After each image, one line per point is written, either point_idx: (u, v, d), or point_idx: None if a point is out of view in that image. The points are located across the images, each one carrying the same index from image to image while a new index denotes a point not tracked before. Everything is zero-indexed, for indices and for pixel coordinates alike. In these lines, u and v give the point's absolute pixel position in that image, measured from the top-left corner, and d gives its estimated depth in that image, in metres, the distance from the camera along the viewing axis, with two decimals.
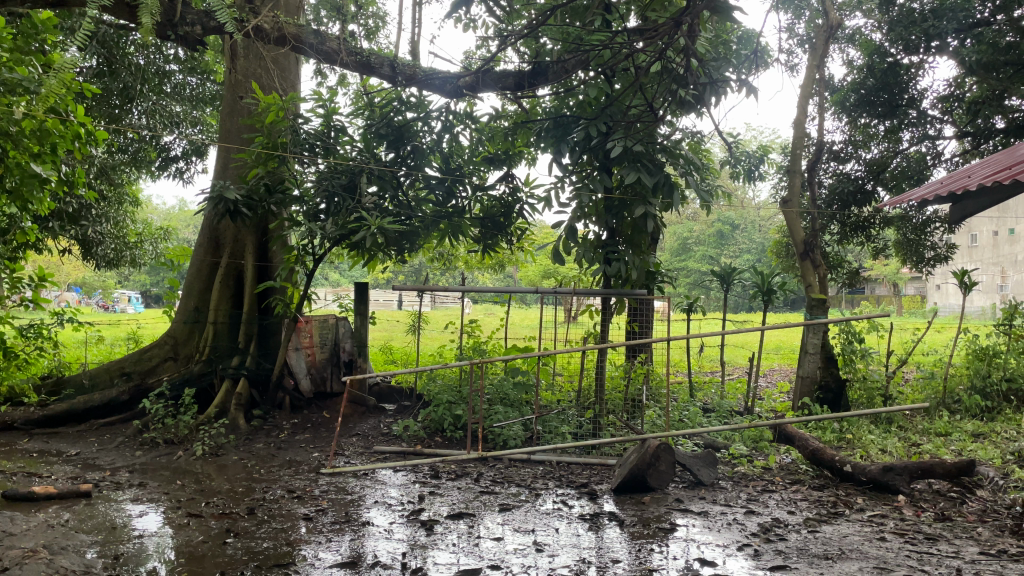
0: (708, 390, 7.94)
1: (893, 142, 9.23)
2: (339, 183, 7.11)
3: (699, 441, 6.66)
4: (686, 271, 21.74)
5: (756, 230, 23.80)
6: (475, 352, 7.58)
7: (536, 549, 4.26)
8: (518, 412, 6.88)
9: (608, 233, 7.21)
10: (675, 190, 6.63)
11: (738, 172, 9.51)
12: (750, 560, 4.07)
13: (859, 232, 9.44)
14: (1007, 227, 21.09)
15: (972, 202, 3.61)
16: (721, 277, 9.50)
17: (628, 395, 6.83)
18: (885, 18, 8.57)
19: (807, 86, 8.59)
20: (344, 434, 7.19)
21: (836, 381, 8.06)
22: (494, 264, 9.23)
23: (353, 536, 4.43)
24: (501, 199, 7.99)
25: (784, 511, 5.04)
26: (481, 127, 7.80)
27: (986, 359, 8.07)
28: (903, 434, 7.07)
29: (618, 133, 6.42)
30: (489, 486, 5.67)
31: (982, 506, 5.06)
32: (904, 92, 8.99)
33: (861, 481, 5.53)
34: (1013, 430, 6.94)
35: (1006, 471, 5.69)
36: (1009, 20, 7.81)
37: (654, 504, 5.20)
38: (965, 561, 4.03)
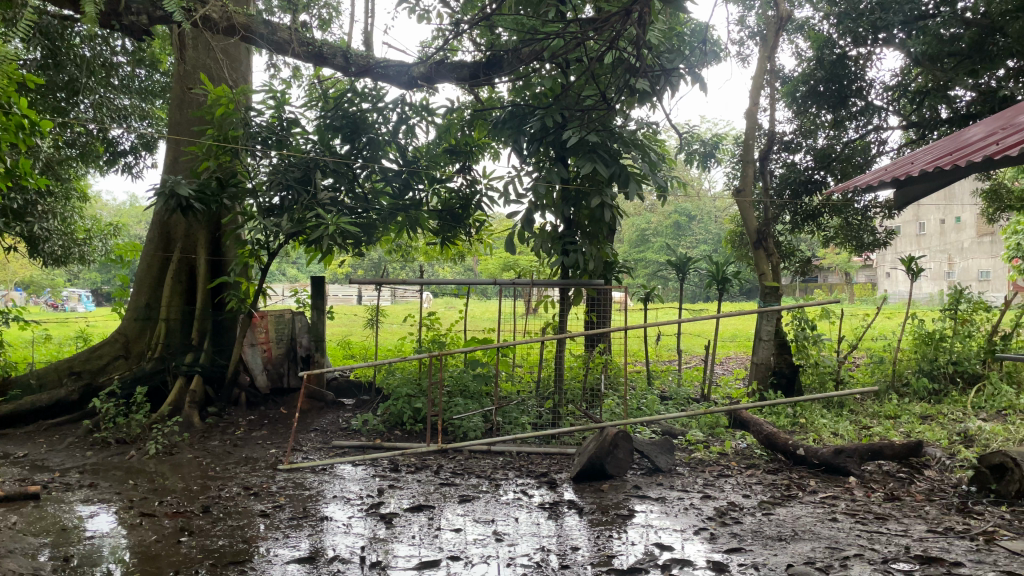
0: (665, 378, 8.03)
1: (840, 131, 9.40)
2: (294, 176, 7.00)
3: (657, 428, 6.74)
4: (644, 262, 21.92)
5: (712, 221, 24.12)
6: (434, 345, 7.54)
7: (496, 538, 4.27)
8: (478, 404, 6.88)
9: (565, 225, 7.22)
10: (632, 180, 6.70)
11: (692, 163, 9.62)
12: (707, 543, 4.14)
13: (810, 220, 9.68)
14: (954, 216, 22.47)
15: (916, 186, 3.43)
16: (677, 266, 9.59)
17: (587, 385, 6.87)
18: (833, 9, 8.78)
19: (759, 77, 8.74)
20: (302, 429, 7.11)
21: (790, 367, 8.22)
22: (452, 256, 9.20)
23: (311, 532, 4.39)
24: (459, 191, 7.96)
25: (739, 495, 5.12)
26: (437, 119, 7.75)
27: (933, 343, 8.30)
28: (854, 417, 7.24)
29: (574, 125, 6.44)
30: (449, 477, 5.66)
31: (930, 486, 5.21)
32: (852, 82, 9.14)
33: (813, 464, 5.65)
34: (959, 412, 7.16)
35: (952, 451, 5.88)
36: (952, 14, 7.91)
37: (613, 491, 5.25)
38: (913, 539, 4.15)
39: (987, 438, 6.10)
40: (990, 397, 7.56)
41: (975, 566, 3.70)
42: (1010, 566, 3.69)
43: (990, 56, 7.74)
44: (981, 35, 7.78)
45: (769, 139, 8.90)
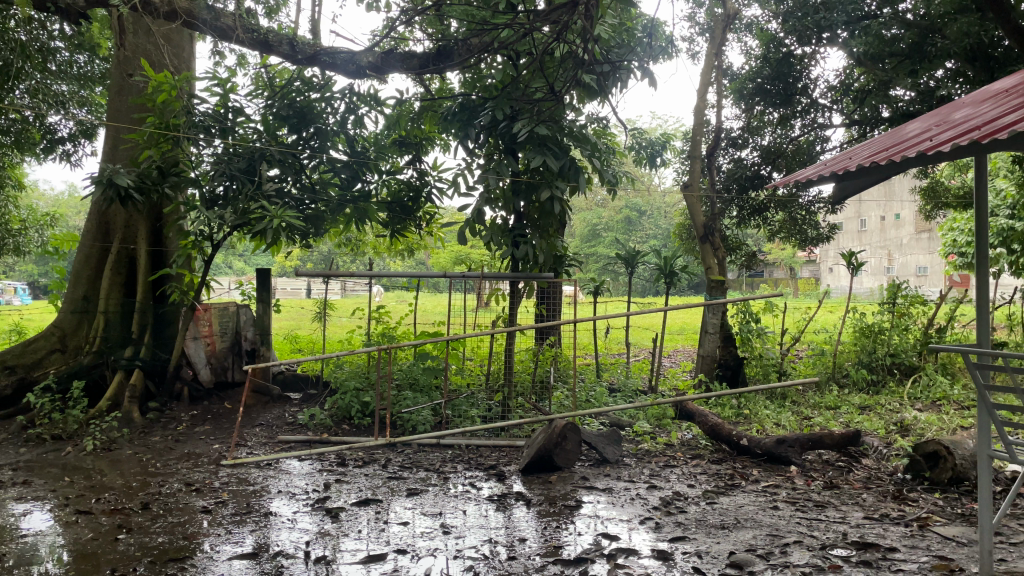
0: (614, 370, 8.10)
1: (786, 129, 9.59)
2: (238, 166, 6.84)
3: (605, 419, 6.81)
4: (595, 257, 22.05)
5: (661, 216, 24.41)
6: (383, 338, 7.48)
7: (443, 531, 4.25)
8: (427, 397, 6.85)
9: (515, 218, 7.22)
10: (581, 172, 6.80)
11: (641, 158, 9.70)
12: (652, 532, 4.19)
13: (755, 215, 9.87)
14: (893, 212, 23.19)
15: (855, 180, 3.49)
16: (626, 260, 9.67)
17: (536, 377, 6.89)
18: (779, 9, 8.98)
19: (706, 73, 8.86)
20: (246, 424, 6.99)
21: (735, 359, 8.39)
22: (402, 250, 9.15)
23: (255, 527, 4.32)
24: (409, 182, 7.88)
25: (684, 484, 5.20)
26: (387, 110, 7.67)
27: (871, 335, 8.53)
28: (796, 408, 7.42)
29: (525, 118, 6.44)
30: (397, 471, 5.62)
31: (867, 474, 5.37)
32: (797, 81, 9.34)
33: (756, 454, 5.77)
34: (895, 402, 7.39)
35: (889, 440, 6.06)
36: (893, 15, 8.12)
37: (561, 483, 5.27)
38: (851, 525, 4.26)
39: (922, 427, 6.31)
40: (925, 388, 7.83)
41: (909, 551, 3.82)
42: (942, 550, 3.82)
43: (929, 56, 7.92)
44: (920, 36, 8.00)
45: (716, 134, 9.03)
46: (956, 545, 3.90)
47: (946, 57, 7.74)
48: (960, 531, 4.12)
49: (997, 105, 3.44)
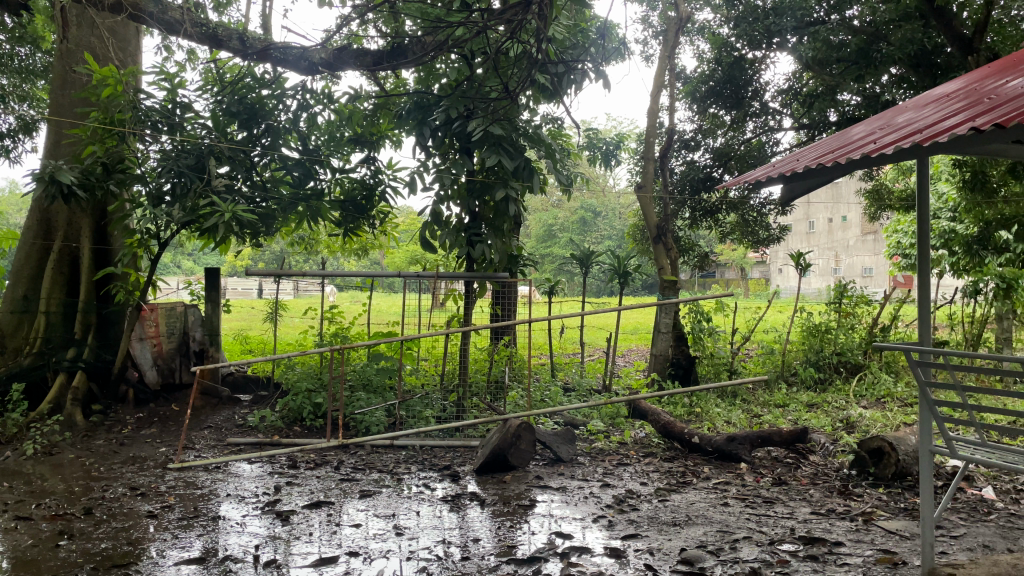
0: (569, 370, 8.14)
1: (738, 131, 9.74)
2: (186, 163, 6.68)
3: (559, 418, 6.83)
4: (550, 257, 22.14)
5: (616, 217, 24.61)
6: (336, 338, 7.39)
7: (396, 533, 4.22)
8: (381, 398, 6.78)
9: (470, 217, 7.19)
10: (534, 174, 6.82)
11: (595, 159, 9.77)
12: (605, 530, 4.22)
13: (708, 216, 10.00)
14: (841, 215, 23.74)
15: (804, 181, 3.57)
16: (580, 260, 9.72)
17: (492, 377, 6.88)
18: (731, 13, 9.14)
19: (660, 76, 8.96)
20: (195, 427, 6.84)
21: (687, 358, 8.49)
22: (356, 250, 9.06)
23: (203, 531, 4.23)
24: (363, 181, 7.75)
25: (637, 482, 5.25)
26: (340, 107, 7.58)
27: (819, 335, 8.72)
28: (746, 406, 7.54)
29: (479, 117, 6.43)
30: (350, 473, 5.56)
31: (814, 470, 5.48)
32: (748, 84, 9.51)
33: (707, 451, 5.85)
34: (841, 400, 7.57)
35: (835, 437, 6.20)
36: (841, 21, 8.27)
37: (515, 482, 5.28)
38: (798, 521, 4.35)
39: (867, 424, 6.47)
40: (870, 385, 8.04)
41: (854, 545, 3.91)
42: (886, 544, 3.92)
43: (874, 62, 8.08)
44: (866, 42, 8.20)
45: (669, 136, 9.14)
46: (899, 538, 4.00)
47: (891, 62, 7.93)
48: (902, 524, 4.24)
49: (939, 109, 3.54)
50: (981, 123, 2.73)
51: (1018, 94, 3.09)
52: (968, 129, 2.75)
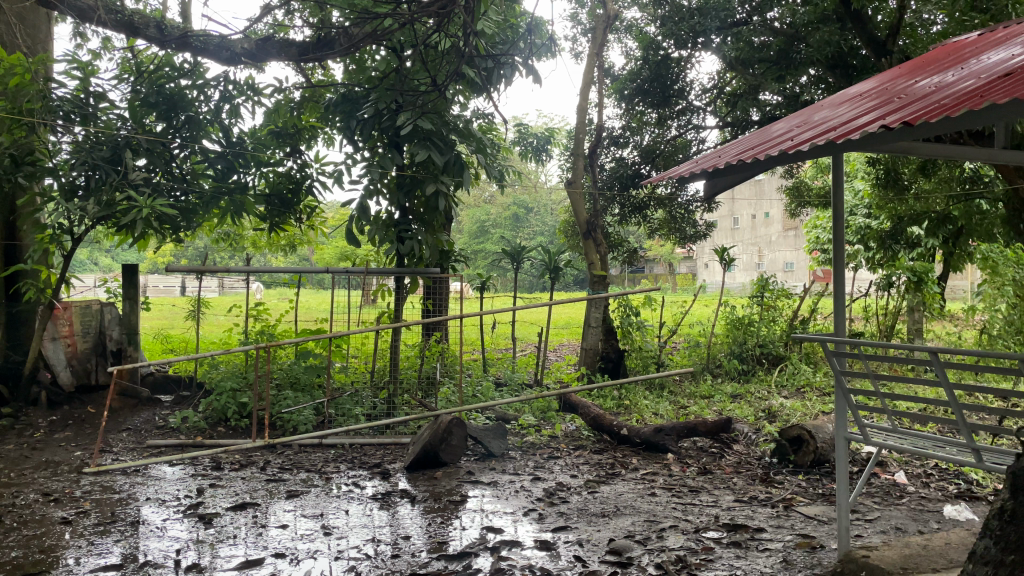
0: (500, 365, 8.15)
1: (663, 129, 9.92)
2: (101, 155, 6.41)
3: (491, 414, 6.82)
4: (482, 254, 22.06)
5: (548, 213, 24.70)
6: (262, 336, 7.20)
7: (324, 532, 4.15)
8: (310, 396, 6.64)
9: (400, 212, 7.06)
10: (465, 169, 6.77)
11: (526, 155, 9.80)
12: (535, 523, 4.24)
13: (636, 213, 10.14)
14: (763, 211, 24.43)
15: (725, 178, 3.64)
16: (511, 255, 9.72)
17: (423, 373, 6.83)
18: (657, 12, 9.28)
19: (588, 73, 9.04)
20: (112, 429, 6.58)
21: (616, 351, 8.63)
22: (284, 246, 8.88)
23: (121, 537, 4.07)
24: (289, 175, 7.56)
25: (567, 475, 5.30)
26: (265, 99, 7.40)
27: (742, 327, 8.96)
28: (673, 398, 7.70)
29: (408, 110, 6.35)
30: (277, 473, 5.44)
31: (737, 459, 5.64)
32: (674, 82, 9.70)
33: (635, 443, 5.96)
34: (764, 390, 7.81)
35: (758, 426, 6.39)
36: (762, 23, 8.53)
37: (446, 478, 5.25)
38: (722, 508, 4.46)
39: (787, 413, 6.69)
40: (790, 376, 8.33)
41: (774, 530, 4.04)
42: (805, 529, 4.06)
43: (794, 63, 8.34)
44: (786, 44, 8.44)
45: (598, 133, 9.24)
46: (817, 523, 4.15)
47: (810, 63, 8.19)
48: (820, 510, 4.40)
49: (854, 107, 3.66)
50: (891, 121, 2.83)
51: (926, 94, 3.22)
52: (879, 126, 2.85)
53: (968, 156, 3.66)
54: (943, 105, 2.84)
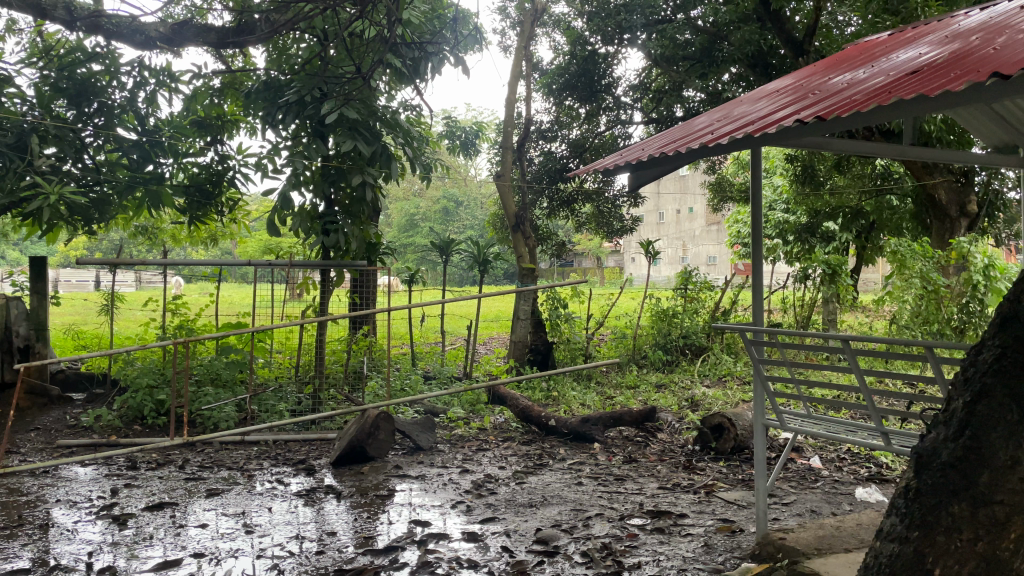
0: (429, 358, 8.10)
1: (592, 124, 10.01)
2: (5, 141, 6.07)
3: (419, 407, 6.75)
4: (411, 247, 21.81)
5: (478, 207, 24.63)
6: (181, 331, 6.96)
7: (246, 531, 4.05)
8: (231, 392, 6.44)
9: (326, 204, 6.91)
10: (392, 160, 6.67)
11: (455, 147, 9.74)
12: (463, 516, 4.23)
13: (565, 206, 10.20)
14: (687, 206, 24.94)
15: (650, 170, 3.68)
16: (440, 247, 9.65)
17: (349, 367, 6.71)
18: (584, 8, 9.35)
19: (517, 66, 9.02)
20: (19, 429, 6.27)
21: (544, 344, 8.71)
22: (205, 239, 8.63)
23: (29, 541, 3.89)
24: (209, 167, 7.27)
25: (495, 467, 5.31)
26: (183, 87, 7.16)
27: (667, 319, 9.15)
28: (600, 389, 7.81)
29: (333, 99, 6.24)
30: (196, 472, 5.28)
31: (662, 447, 5.76)
32: (601, 78, 9.82)
33: (563, 433, 6.02)
34: (687, 380, 8.01)
35: (681, 415, 6.54)
36: (686, 21, 8.72)
37: (373, 473, 5.19)
38: (647, 496, 4.55)
39: (709, 402, 6.88)
40: (712, 366, 8.56)
41: (696, 516, 4.14)
42: (725, 514, 4.17)
43: (716, 61, 8.52)
44: (709, 42, 8.62)
45: (526, 126, 9.26)
46: (737, 508, 4.27)
47: (731, 61, 8.38)
48: (740, 494, 4.53)
49: (772, 102, 3.76)
50: (805, 117, 2.93)
51: (839, 90, 3.34)
52: (793, 121, 2.95)
53: (879, 152, 3.81)
54: (855, 100, 2.94)
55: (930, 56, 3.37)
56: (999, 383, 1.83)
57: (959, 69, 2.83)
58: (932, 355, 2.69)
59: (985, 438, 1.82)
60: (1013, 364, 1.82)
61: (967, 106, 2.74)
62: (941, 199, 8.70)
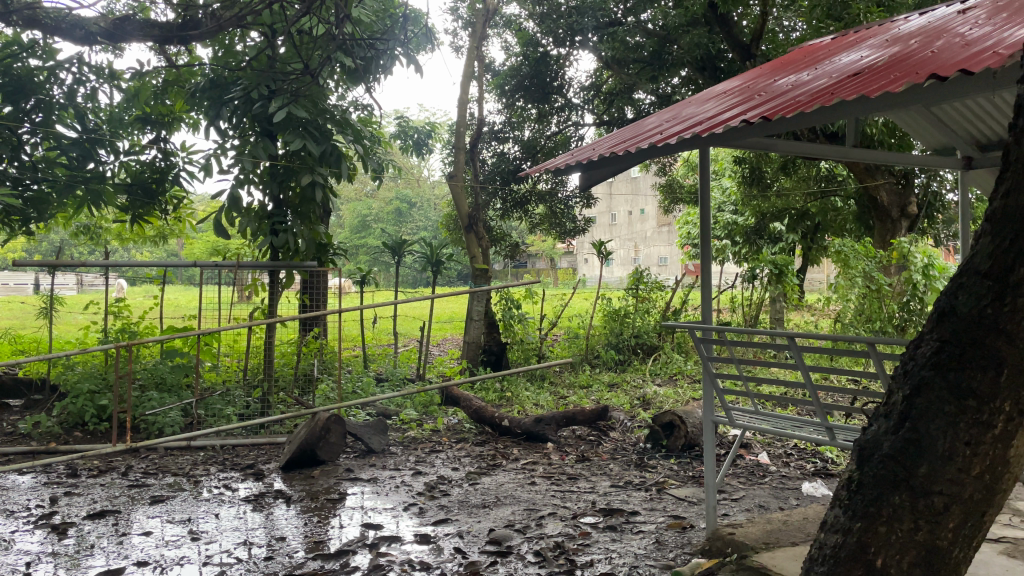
0: (382, 360, 8.02)
1: (543, 125, 10.05)
2: None
3: (371, 409, 6.68)
4: (364, 249, 21.56)
5: (431, 208, 24.46)
6: (124, 334, 6.77)
7: (192, 538, 3.95)
8: (176, 396, 6.28)
9: (275, 204, 6.77)
10: (342, 160, 6.58)
11: (407, 148, 9.67)
12: (416, 518, 4.20)
13: (518, 207, 10.19)
14: (639, 208, 25.22)
15: (600, 170, 3.70)
16: (392, 249, 9.56)
17: (299, 370, 6.60)
18: (536, 10, 9.39)
19: (468, 67, 8.98)
20: None
21: (498, 345, 8.73)
22: (149, 239, 8.42)
23: None
24: (152, 164, 7.09)
25: (448, 468, 5.28)
26: (125, 84, 6.97)
27: (619, 319, 9.22)
28: (553, 389, 7.83)
29: (281, 97, 6.12)
30: (140, 478, 5.14)
31: (614, 445, 5.80)
32: (553, 79, 9.87)
33: (516, 433, 6.02)
34: (639, 379, 8.08)
35: (633, 414, 6.61)
36: (636, 24, 8.82)
37: (324, 476, 5.12)
38: (599, 494, 4.57)
39: (661, 400, 6.96)
40: (664, 364, 8.67)
41: (648, 513, 4.18)
42: (676, 510, 4.22)
43: (666, 64, 8.63)
44: (659, 45, 8.71)
45: (478, 127, 9.25)
46: (687, 504, 4.32)
47: (681, 65, 8.49)
48: (690, 491, 4.58)
49: (720, 103, 3.82)
50: (751, 117, 2.99)
51: (784, 91, 3.40)
52: (740, 121, 3.00)
53: (823, 152, 3.89)
54: (800, 102, 2.99)
55: (870, 59, 3.46)
56: (937, 376, 1.84)
57: (899, 71, 2.90)
58: (875, 351, 2.76)
59: (925, 430, 1.84)
60: (951, 356, 1.82)
61: (906, 107, 2.82)
62: (884, 200, 8.93)
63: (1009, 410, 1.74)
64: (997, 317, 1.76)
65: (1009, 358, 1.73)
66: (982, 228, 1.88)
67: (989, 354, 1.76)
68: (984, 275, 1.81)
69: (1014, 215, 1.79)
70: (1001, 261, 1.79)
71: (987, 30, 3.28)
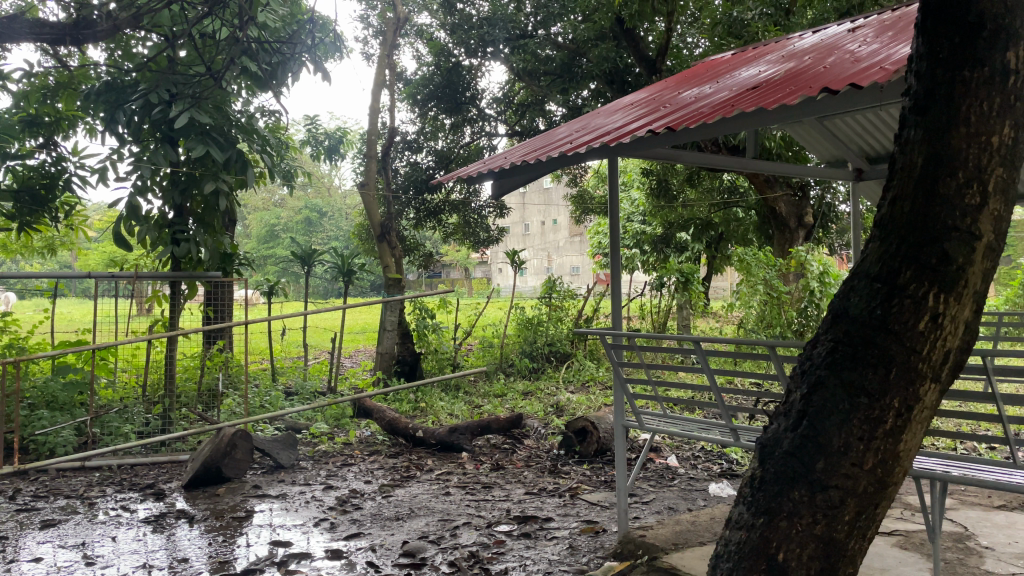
0: (292, 372, 7.80)
1: (457, 135, 10.06)
2: None
3: (280, 423, 6.49)
4: (272, 258, 20.92)
5: (343, 217, 24.00)
6: (10, 349, 6.36)
7: (86, 563, 3.73)
8: (69, 415, 5.93)
9: (175, 211, 6.51)
10: (248, 167, 6.38)
11: (318, 155, 9.48)
12: (327, 533, 4.10)
13: (431, 217, 10.12)
14: (552, 218, 25.46)
15: (512, 178, 3.70)
16: (302, 258, 9.34)
17: (203, 385, 6.37)
18: (447, 19, 9.42)
19: (379, 75, 8.88)
20: None
21: (411, 354, 8.67)
22: (38, 250, 7.94)
23: None
24: (41, 168, 6.68)
25: (361, 481, 5.19)
26: (11, 85, 6.58)
27: (532, 327, 9.30)
28: (468, 398, 7.81)
29: (182, 102, 5.90)
30: (29, 502, 4.82)
31: (528, 453, 5.83)
32: (466, 89, 9.88)
33: (430, 444, 5.97)
34: (552, 387, 8.16)
35: (547, 421, 6.67)
36: (546, 36, 8.97)
37: (229, 494, 4.93)
38: (513, 502, 4.58)
39: (574, 407, 7.05)
40: (576, 371, 8.84)
41: (561, 519, 4.21)
42: (589, 515, 4.27)
43: (576, 77, 8.92)
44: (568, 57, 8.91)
45: (390, 135, 9.17)
46: (600, 509, 4.38)
47: (590, 77, 8.77)
48: (603, 496, 4.65)
49: (627, 114, 3.91)
50: (656, 128, 3.07)
51: (688, 103, 3.51)
52: (646, 131, 3.08)
53: (725, 163, 4.03)
54: (703, 113, 3.09)
55: (767, 74, 3.62)
56: (832, 375, 1.92)
57: (794, 85, 3.04)
58: (774, 355, 2.85)
59: (821, 426, 1.92)
60: (845, 355, 1.91)
61: (801, 120, 2.96)
62: (783, 211, 9.33)
63: (898, 406, 1.84)
64: (886, 318, 1.85)
65: (897, 356, 1.83)
66: (872, 233, 1.98)
67: (880, 352, 1.85)
68: (874, 278, 1.91)
69: (900, 219, 1.89)
70: (889, 265, 1.88)
71: (873, 49, 3.48)
